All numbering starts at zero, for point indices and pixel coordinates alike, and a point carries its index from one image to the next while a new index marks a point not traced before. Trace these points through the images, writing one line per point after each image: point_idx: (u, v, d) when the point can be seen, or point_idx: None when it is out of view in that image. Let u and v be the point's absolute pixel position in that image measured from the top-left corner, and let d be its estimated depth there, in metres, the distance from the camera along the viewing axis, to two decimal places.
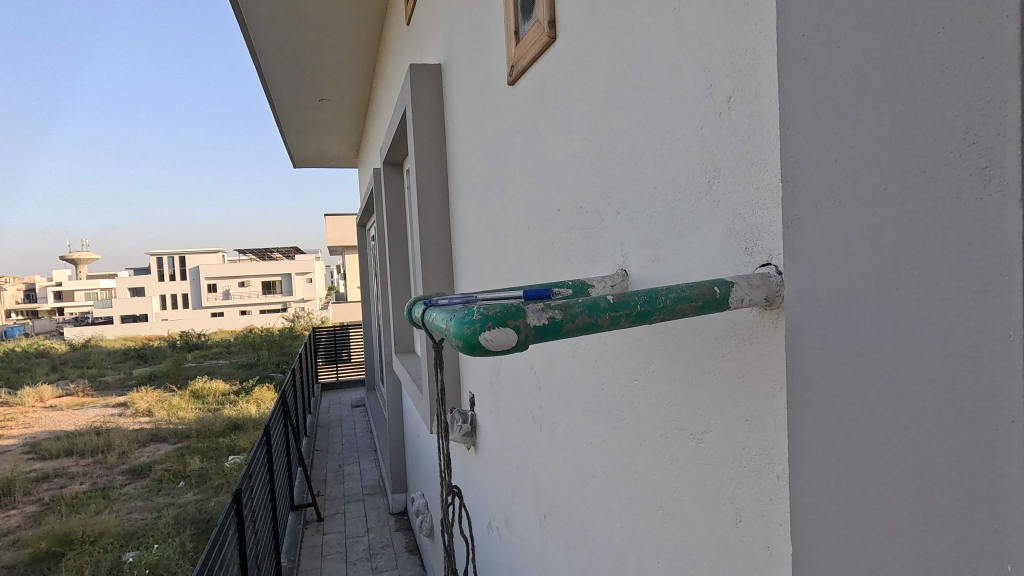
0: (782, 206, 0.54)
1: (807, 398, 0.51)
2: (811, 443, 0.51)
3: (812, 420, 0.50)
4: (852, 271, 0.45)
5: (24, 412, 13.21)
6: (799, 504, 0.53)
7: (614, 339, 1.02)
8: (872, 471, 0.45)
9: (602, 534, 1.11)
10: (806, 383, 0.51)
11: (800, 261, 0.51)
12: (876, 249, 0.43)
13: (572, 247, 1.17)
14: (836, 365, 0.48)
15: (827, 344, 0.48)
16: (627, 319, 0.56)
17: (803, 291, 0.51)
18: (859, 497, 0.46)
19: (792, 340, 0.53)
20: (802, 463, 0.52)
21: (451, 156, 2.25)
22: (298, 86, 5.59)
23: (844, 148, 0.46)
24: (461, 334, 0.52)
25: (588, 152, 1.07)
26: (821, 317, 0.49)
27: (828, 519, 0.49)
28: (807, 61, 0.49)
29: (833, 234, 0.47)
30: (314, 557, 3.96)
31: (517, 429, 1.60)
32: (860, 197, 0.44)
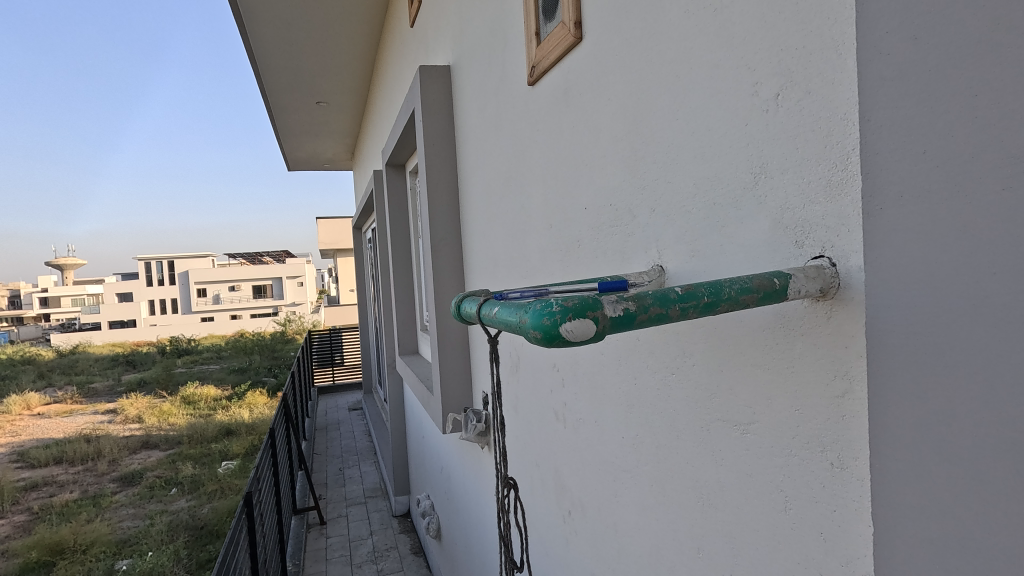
0: (861, 197, 0.57)
1: (884, 374, 0.55)
2: (891, 416, 0.55)
3: (889, 392, 0.55)
4: (940, 261, 0.50)
5: (10, 420, 13.07)
6: (877, 472, 0.58)
7: (647, 335, 1.04)
8: (958, 437, 0.49)
9: (636, 530, 1.12)
10: (886, 360, 0.56)
11: (885, 248, 0.55)
12: (968, 240, 0.48)
13: (601, 245, 1.18)
14: (919, 345, 0.52)
15: (911, 324, 0.53)
16: (694, 310, 0.57)
17: (886, 276, 0.55)
18: (940, 464, 0.51)
19: (874, 322, 0.57)
20: (879, 435, 0.57)
21: (461, 156, 2.26)
22: (294, 87, 5.56)
23: (931, 140, 0.50)
24: (540, 326, 0.53)
25: (620, 151, 1.09)
26: (906, 300, 0.53)
27: (904, 484, 0.54)
28: (891, 56, 0.53)
29: (919, 223, 0.51)
30: (319, 560, 3.96)
31: (539, 428, 1.61)
32: (951, 187, 0.49)
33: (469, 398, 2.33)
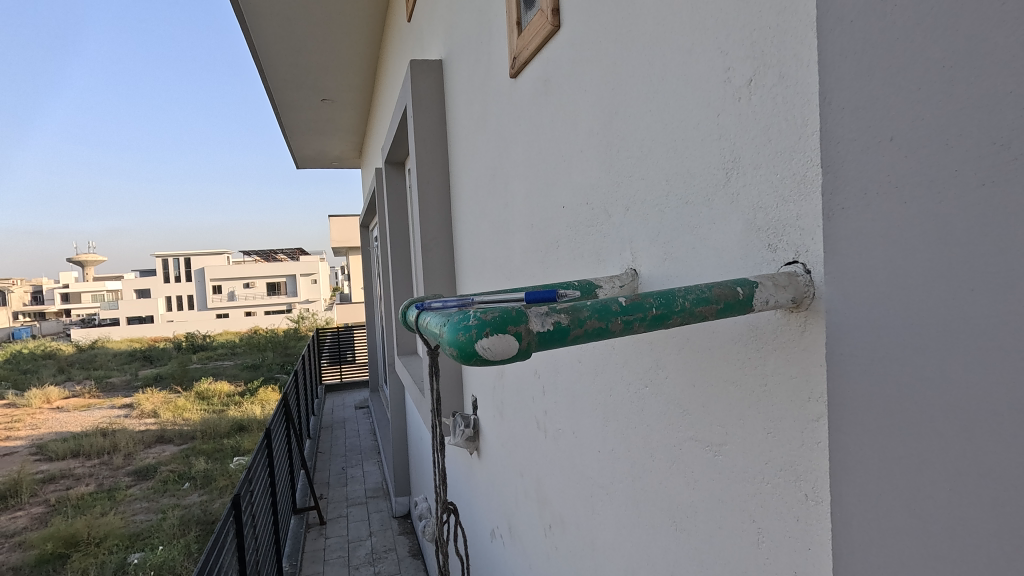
0: (829, 193, 0.51)
1: (856, 390, 0.49)
2: (862, 436, 0.49)
3: (857, 409, 0.49)
4: (914, 266, 0.44)
5: (30, 413, 13.29)
6: (852, 505, 0.51)
7: (620, 341, 0.97)
8: (927, 460, 0.44)
9: (612, 550, 1.05)
10: (856, 373, 0.50)
11: (855, 248, 0.49)
12: (940, 244, 0.42)
13: (578, 246, 1.11)
14: (890, 357, 0.46)
15: (879, 333, 0.47)
16: (640, 324, 0.50)
17: (859, 280, 0.49)
18: (909, 491, 0.45)
19: (845, 331, 0.51)
20: (854, 461, 0.50)
21: (452, 153, 2.20)
22: (300, 85, 5.54)
23: (899, 125, 0.45)
24: (455, 341, 0.46)
25: (595, 146, 1.02)
26: (880, 308, 0.47)
27: (880, 516, 0.48)
28: (855, 27, 0.48)
29: (890, 222, 0.46)
30: (316, 561, 3.92)
31: (522, 435, 1.55)
32: (924, 177, 0.43)
33: (460, 401, 2.27)
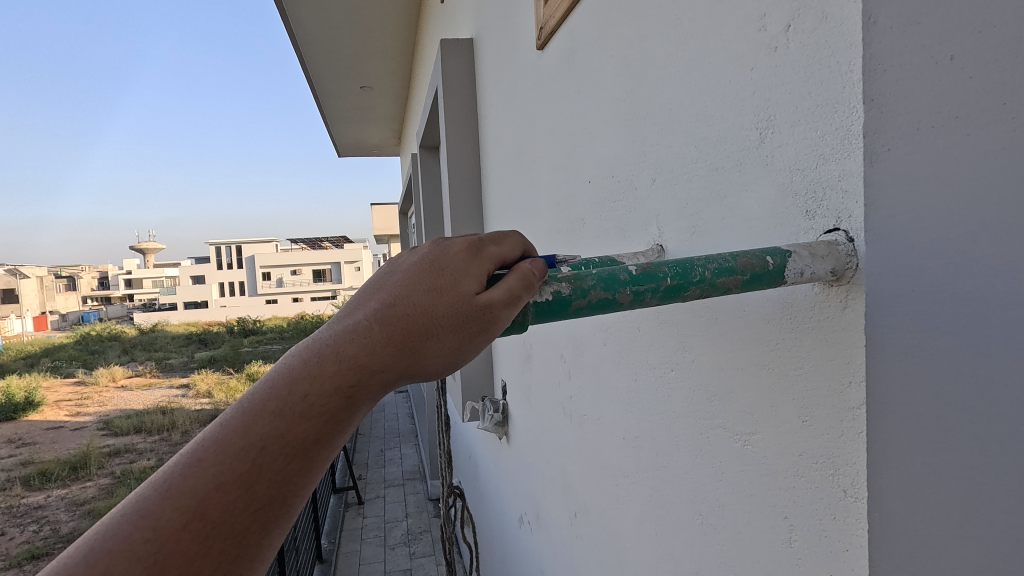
0: (871, 144, 0.45)
1: (905, 367, 0.43)
2: (910, 419, 0.43)
3: (905, 388, 0.43)
4: (971, 217, 0.38)
5: (99, 392, 14.16)
6: (897, 500, 0.44)
7: (647, 322, 0.91)
8: (988, 445, 0.38)
9: (635, 544, 1.00)
10: (906, 350, 0.43)
11: (903, 201, 0.43)
12: (1002, 188, 0.36)
13: (604, 221, 1.05)
14: (945, 322, 0.40)
15: (932, 297, 0.41)
16: (653, 296, 0.45)
17: (910, 240, 0.43)
18: (964, 490, 0.39)
19: (896, 301, 0.44)
20: (900, 452, 0.44)
21: (482, 133, 2.16)
22: (340, 74, 5.60)
23: (962, 41, 0.38)
24: None
25: (620, 116, 0.95)
26: (933, 272, 0.41)
27: (930, 516, 0.42)
28: None
29: (948, 165, 0.39)
30: (353, 540, 4.02)
31: (548, 421, 1.51)
32: (991, 104, 0.37)
33: (489, 385, 2.26)
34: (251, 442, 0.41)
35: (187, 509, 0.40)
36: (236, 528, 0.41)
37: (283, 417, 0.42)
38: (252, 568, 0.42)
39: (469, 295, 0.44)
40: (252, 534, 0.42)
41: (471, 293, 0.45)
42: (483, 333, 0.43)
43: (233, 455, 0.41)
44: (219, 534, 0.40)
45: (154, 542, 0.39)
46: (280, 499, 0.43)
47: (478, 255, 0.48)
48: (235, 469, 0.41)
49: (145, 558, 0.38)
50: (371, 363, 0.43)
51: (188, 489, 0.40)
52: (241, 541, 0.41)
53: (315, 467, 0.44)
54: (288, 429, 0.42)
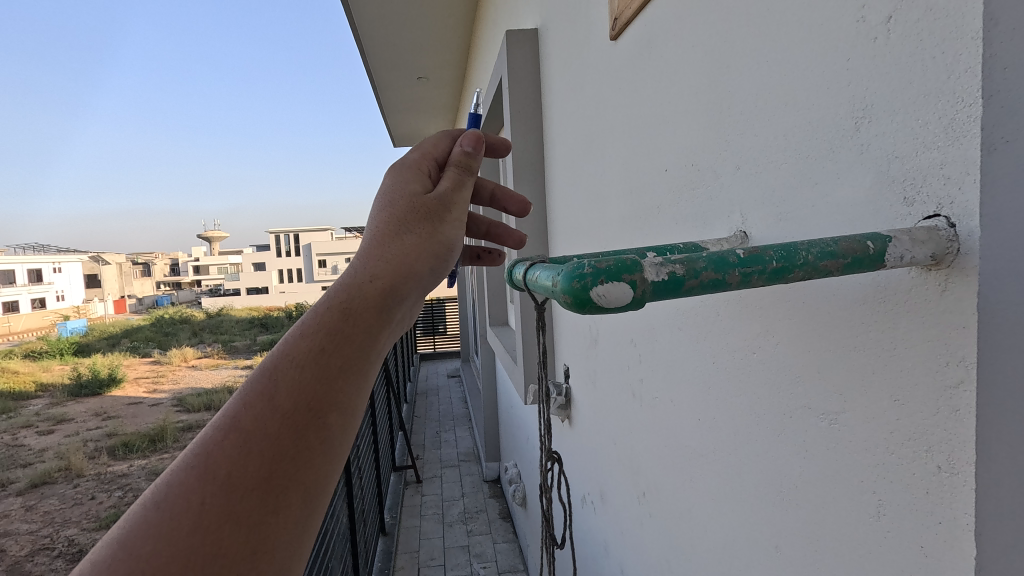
0: (980, 135, 0.48)
1: (1014, 343, 0.46)
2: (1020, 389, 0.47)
3: (1015, 362, 0.47)
4: None
5: (173, 372, 15.16)
6: (1003, 466, 0.48)
7: (726, 306, 0.94)
8: None
9: (709, 521, 1.04)
10: (1014, 328, 0.47)
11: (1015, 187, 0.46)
12: None
13: (681, 208, 1.08)
14: None
15: None
16: (759, 277, 0.49)
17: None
18: None
19: (1003, 282, 0.47)
20: (1007, 421, 0.48)
21: (547, 122, 2.20)
22: (398, 65, 5.72)
23: None
24: (570, 289, 0.47)
25: (701, 106, 0.98)
26: None
27: None
28: None
29: None
30: (414, 516, 4.21)
31: (615, 404, 1.56)
32: None
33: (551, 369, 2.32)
34: (269, 368, 0.57)
35: (229, 429, 0.53)
36: (268, 433, 0.53)
37: (289, 343, 0.59)
38: (291, 469, 0.53)
39: (418, 196, 0.74)
40: (282, 435, 0.53)
41: (418, 194, 0.75)
42: (430, 212, 0.73)
43: (260, 382, 0.56)
44: (256, 438, 0.53)
45: (204, 463, 0.52)
46: (303, 408, 0.55)
47: (418, 176, 0.79)
48: (262, 391, 0.56)
49: (202, 472, 0.51)
50: (371, 269, 0.65)
51: (230, 418, 0.54)
52: (276, 442, 0.53)
53: (321, 376, 0.57)
54: (296, 347, 0.58)
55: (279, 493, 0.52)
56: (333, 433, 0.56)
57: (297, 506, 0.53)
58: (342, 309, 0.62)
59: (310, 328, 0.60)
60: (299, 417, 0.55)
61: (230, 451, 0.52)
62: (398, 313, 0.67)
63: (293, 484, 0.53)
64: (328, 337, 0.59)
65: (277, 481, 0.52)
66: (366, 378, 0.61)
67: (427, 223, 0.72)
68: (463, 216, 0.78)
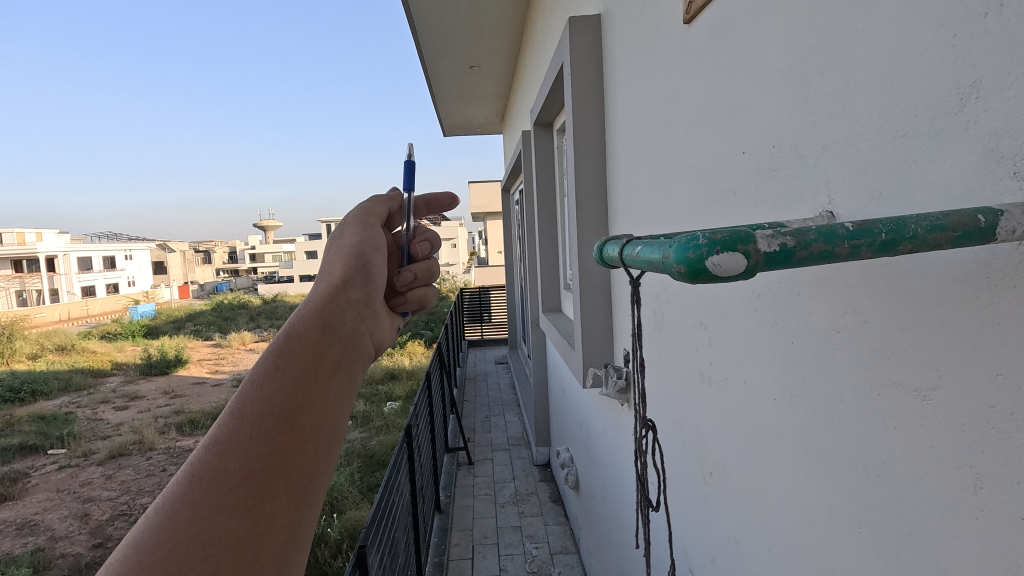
0: None
1: None
2: None
3: None
4: None
5: (233, 354, 15.94)
6: None
7: (808, 286, 0.94)
8: None
9: (784, 498, 1.06)
10: None
11: None
12: None
13: (760, 189, 1.08)
14: None
15: None
16: (868, 249, 0.51)
17: None
18: None
19: None
20: None
21: (609, 107, 2.20)
22: (451, 54, 5.79)
23: None
24: (684, 259, 0.51)
25: (785, 87, 0.98)
26: None
27: None
28: None
29: None
30: (467, 496, 4.33)
31: (680, 386, 1.58)
32: None
33: (610, 353, 2.35)
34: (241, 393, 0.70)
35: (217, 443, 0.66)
36: (244, 439, 0.65)
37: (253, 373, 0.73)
38: (267, 461, 0.64)
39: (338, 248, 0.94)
40: (253, 438, 0.65)
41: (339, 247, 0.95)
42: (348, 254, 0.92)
43: (235, 405, 0.69)
44: (234, 445, 0.65)
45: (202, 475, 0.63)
46: (268, 415, 0.67)
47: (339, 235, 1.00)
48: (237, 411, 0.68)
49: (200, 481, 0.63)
50: (307, 304, 0.81)
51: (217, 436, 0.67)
52: (250, 444, 0.65)
53: (279, 386, 0.70)
54: (257, 373, 0.72)
55: (260, 483, 0.63)
56: (305, 434, 0.68)
57: (286, 500, 0.64)
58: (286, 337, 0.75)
59: (266, 355, 0.73)
60: (269, 425, 0.67)
61: (217, 459, 0.64)
62: (343, 327, 0.80)
63: (270, 474, 0.64)
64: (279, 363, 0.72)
65: (255, 473, 0.64)
66: (328, 383, 0.73)
67: (345, 257, 0.91)
68: (376, 250, 0.96)
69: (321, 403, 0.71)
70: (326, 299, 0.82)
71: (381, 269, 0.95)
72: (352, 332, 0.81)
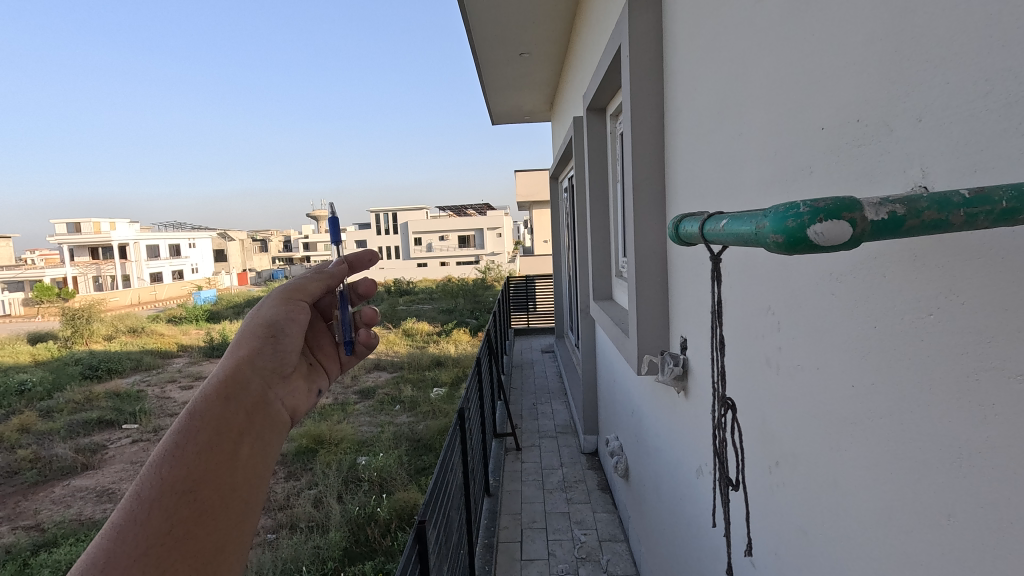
0: None
1: None
2: None
3: None
4: None
5: None
6: None
7: (895, 267, 0.90)
8: None
9: (861, 488, 1.02)
10: None
11: None
12: None
13: (841, 166, 1.03)
14: None
15: None
16: (986, 217, 0.50)
17: None
18: None
19: None
20: None
21: (669, 89, 2.15)
22: (502, 41, 5.77)
23: None
24: (788, 224, 0.52)
25: (875, 57, 0.92)
26: None
27: None
28: None
29: None
30: (515, 480, 4.38)
31: (744, 374, 1.53)
32: None
33: (665, 340, 2.31)
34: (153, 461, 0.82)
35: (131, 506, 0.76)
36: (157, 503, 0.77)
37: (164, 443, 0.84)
38: (178, 521, 0.76)
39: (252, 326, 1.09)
40: (165, 500, 0.77)
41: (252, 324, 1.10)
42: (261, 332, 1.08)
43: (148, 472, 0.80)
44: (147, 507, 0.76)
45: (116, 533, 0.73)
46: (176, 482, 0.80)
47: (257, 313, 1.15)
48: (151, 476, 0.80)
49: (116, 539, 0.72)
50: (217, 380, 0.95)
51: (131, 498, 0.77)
52: (162, 505, 0.77)
53: (188, 456, 0.83)
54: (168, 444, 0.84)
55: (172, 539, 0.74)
56: (210, 498, 0.80)
57: (199, 558, 0.75)
58: (191, 413, 0.89)
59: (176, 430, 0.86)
60: (179, 491, 0.79)
61: (129, 519, 0.74)
62: (247, 401, 0.95)
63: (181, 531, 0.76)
64: (184, 441, 0.84)
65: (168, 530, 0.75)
66: (234, 451, 0.87)
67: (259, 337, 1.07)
68: (290, 327, 1.13)
69: (226, 473, 0.84)
70: (228, 378, 0.97)
71: (291, 347, 1.12)
72: (256, 403, 0.96)
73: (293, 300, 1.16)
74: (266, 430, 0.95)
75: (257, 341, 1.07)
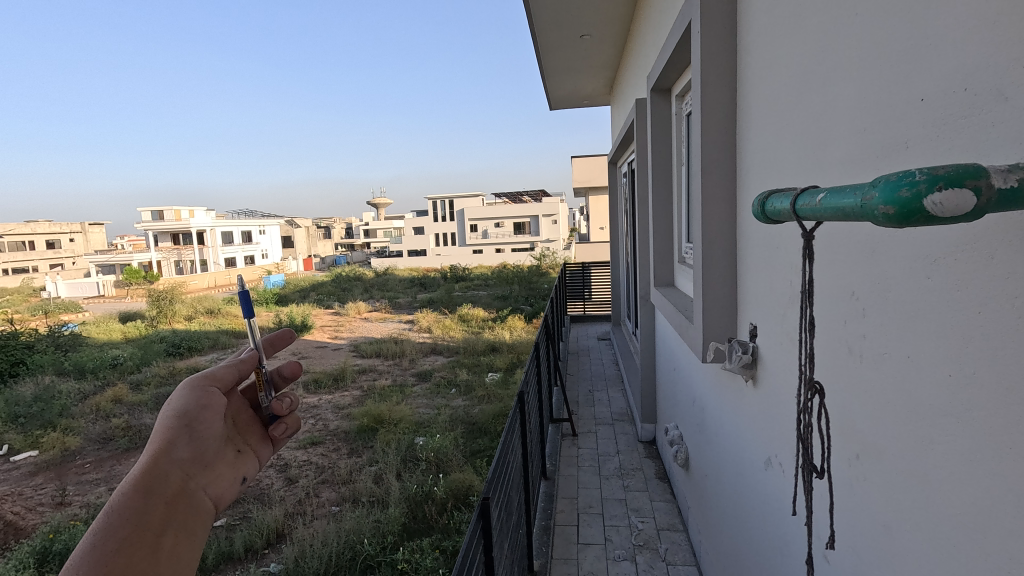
0: None
1: None
2: None
3: None
4: None
5: (350, 322, 17.24)
6: None
7: (1005, 247, 0.83)
8: None
9: (955, 485, 0.95)
10: None
11: None
12: None
13: (944, 140, 0.96)
14: None
15: None
16: None
17: None
18: None
19: None
20: None
21: (742, 65, 2.05)
22: (562, 24, 5.69)
23: None
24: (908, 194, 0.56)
25: (989, 18, 0.85)
26: None
27: None
28: None
29: None
30: (571, 465, 4.39)
31: (822, 362, 1.47)
32: None
33: (733, 328, 2.24)
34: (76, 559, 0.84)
35: None
36: None
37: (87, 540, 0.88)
38: None
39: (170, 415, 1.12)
40: None
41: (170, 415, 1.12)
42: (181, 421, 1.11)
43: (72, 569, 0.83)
44: None
45: None
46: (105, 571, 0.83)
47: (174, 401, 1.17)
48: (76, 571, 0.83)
49: None
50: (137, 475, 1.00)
51: None
52: None
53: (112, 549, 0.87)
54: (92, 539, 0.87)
55: None
56: None
57: None
58: (109, 513, 0.93)
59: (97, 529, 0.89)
60: None
61: None
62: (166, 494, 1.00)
63: None
64: (104, 538, 0.88)
65: None
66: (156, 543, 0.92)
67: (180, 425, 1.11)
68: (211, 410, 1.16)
69: (152, 561, 0.89)
70: (146, 471, 1.01)
71: (210, 433, 1.15)
72: (177, 495, 1.02)
73: (204, 385, 1.19)
74: (188, 519, 1.01)
75: (172, 432, 1.10)
